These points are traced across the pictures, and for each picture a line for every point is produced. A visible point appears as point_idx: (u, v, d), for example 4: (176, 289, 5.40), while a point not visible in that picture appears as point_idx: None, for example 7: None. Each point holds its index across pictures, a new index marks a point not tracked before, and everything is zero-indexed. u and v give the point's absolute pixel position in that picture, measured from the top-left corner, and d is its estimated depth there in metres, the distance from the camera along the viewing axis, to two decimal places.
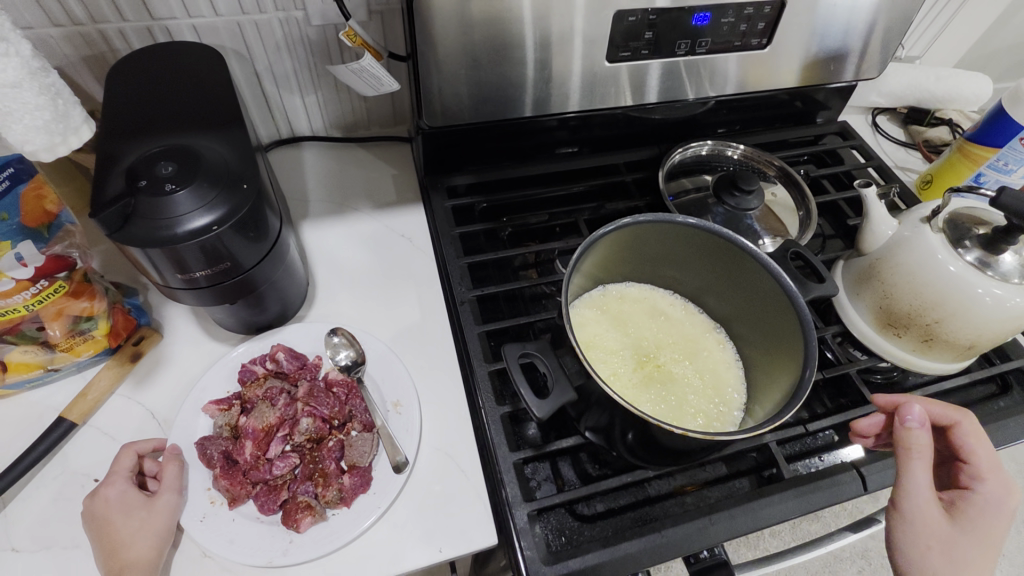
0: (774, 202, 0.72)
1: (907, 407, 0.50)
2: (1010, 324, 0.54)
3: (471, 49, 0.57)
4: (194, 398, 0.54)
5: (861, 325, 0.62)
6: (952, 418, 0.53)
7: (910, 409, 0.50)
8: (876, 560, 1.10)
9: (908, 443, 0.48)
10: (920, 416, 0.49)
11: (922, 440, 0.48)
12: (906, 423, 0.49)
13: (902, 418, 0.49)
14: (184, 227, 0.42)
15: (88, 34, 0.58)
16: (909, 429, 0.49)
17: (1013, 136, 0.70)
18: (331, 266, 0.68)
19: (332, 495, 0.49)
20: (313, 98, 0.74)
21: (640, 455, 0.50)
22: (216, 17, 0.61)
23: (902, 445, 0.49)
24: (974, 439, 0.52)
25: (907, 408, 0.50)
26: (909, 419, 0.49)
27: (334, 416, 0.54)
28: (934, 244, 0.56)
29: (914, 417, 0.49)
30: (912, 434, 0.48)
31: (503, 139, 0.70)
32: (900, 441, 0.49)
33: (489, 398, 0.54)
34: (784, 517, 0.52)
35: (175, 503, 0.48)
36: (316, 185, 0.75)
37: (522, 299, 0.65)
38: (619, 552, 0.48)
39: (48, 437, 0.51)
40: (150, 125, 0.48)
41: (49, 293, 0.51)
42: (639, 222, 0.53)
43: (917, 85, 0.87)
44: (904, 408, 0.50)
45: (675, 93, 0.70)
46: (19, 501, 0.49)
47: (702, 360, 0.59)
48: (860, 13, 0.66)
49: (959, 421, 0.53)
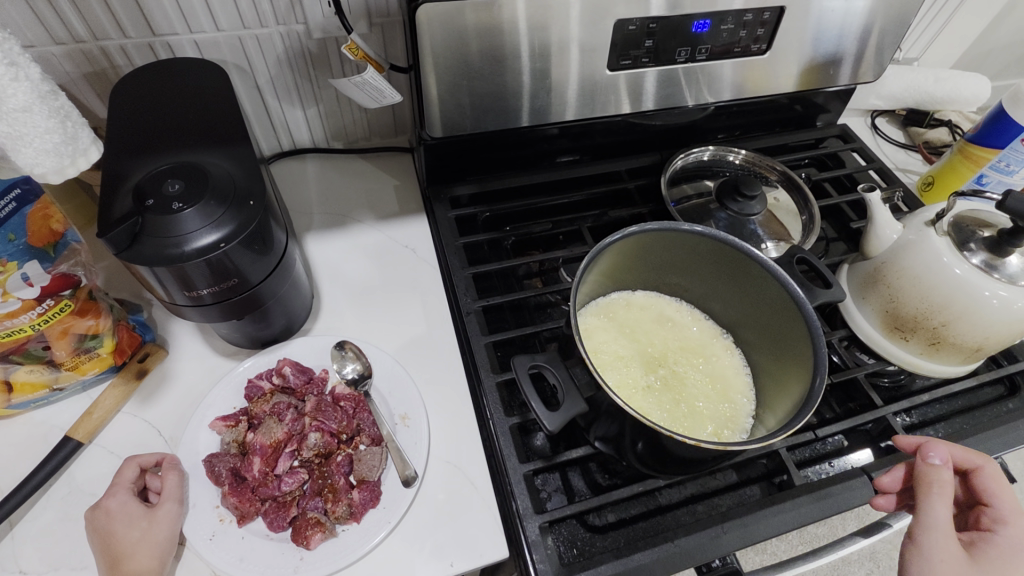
0: (777, 206, 0.72)
1: (930, 445, 0.51)
2: (1017, 326, 0.54)
3: (472, 60, 0.57)
4: (200, 414, 0.54)
5: (868, 329, 0.62)
6: (975, 462, 0.53)
7: (934, 448, 0.51)
8: (885, 561, 1.09)
9: (931, 479, 0.49)
10: (942, 454, 0.50)
11: (944, 476, 0.49)
12: (929, 460, 0.50)
13: (925, 455, 0.50)
14: (192, 245, 0.42)
15: (89, 52, 0.58)
16: (931, 465, 0.50)
17: (1014, 137, 0.70)
18: (335, 278, 0.67)
19: (341, 510, 0.49)
20: (314, 111, 0.74)
21: (651, 464, 0.50)
22: (217, 32, 0.61)
23: (924, 480, 0.49)
24: (997, 483, 0.52)
25: (931, 445, 0.51)
26: (932, 457, 0.50)
27: (342, 430, 0.54)
28: (939, 247, 0.56)
29: (937, 454, 0.50)
30: (934, 470, 0.49)
31: (505, 148, 0.71)
32: (922, 476, 0.49)
33: (497, 409, 0.54)
34: (797, 525, 0.52)
35: (176, 512, 0.48)
36: (318, 197, 0.75)
37: (527, 308, 0.65)
38: (632, 563, 0.48)
39: (55, 456, 0.51)
40: (155, 142, 0.48)
41: (55, 312, 0.51)
42: (646, 230, 0.53)
43: (914, 87, 0.88)
44: (928, 446, 0.51)
45: (676, 100, 0.70)
46: (26, 523, 0.49)
47: (709, 367, 0.59)
48: (858, 17, 0.66)
49: (982, 465, 0.53)
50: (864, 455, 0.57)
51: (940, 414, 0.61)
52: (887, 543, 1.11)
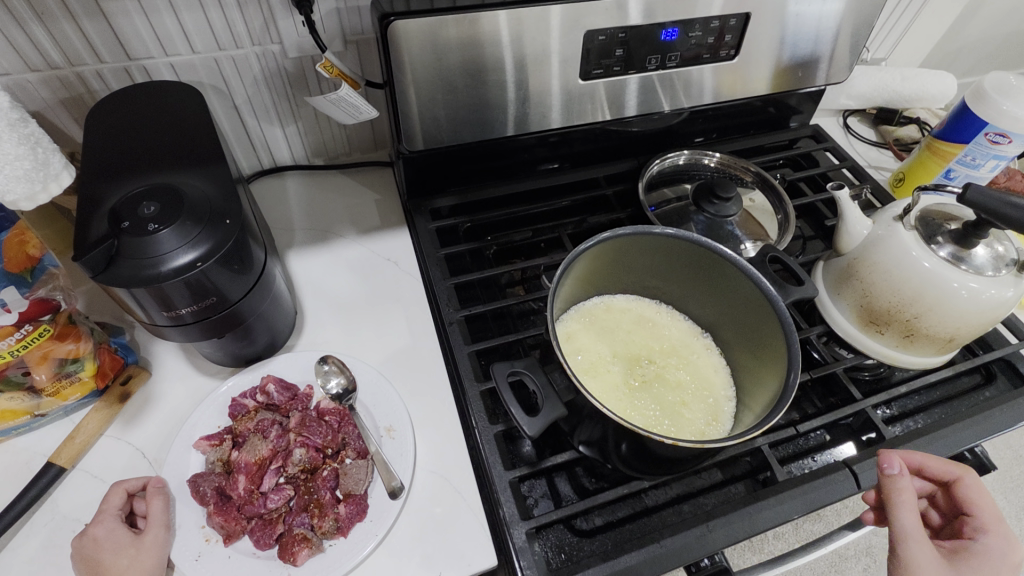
0: (752, 207, 0.73)
1: (885, 456, 0.51)
2: (986, 315, 0.56)
3: (447, 73, 0.58)
4: (185, 434, 0.54)
5: (844, 324, 0.63)
6: (957, 473, 0.54)
7: (889, 457, 0.51)
8: (880, 556, 1.10)
9: (890, 490, 0.50)
10: (897, 462, 0.51)
11: (904, 486, 0.50)
12: (886, 471, 0.51)
13: (881, 466, 0.51)
14: (168, 265, 0.42)
15: (66, 77, 0.58)
16: (889, 476, 0.51)
17: (979, 131, 0.71)
18: (319, 294, 0.68)
19: (328, 525, 0.49)
20: (293, 128, 0.75)
21: (635, 466, 0.50)
22: (193, 54, 0.61)
23: (885, 493, 0.50)
24: (978, 493, 0.54)
25: (886, 456, 0.51)
26: (888, 468, 0.51)
27: (328, 444, 0.54)
28: (907, 242, 0.57)
29: (893, 464, 0.51)
30: (893, 481, 0.50)
31: (483, 159, 0.71)
32: (884, 489, 0.51)
33: (482, 417, 0.54)
34: (784, 519, 0.52)
35: (164, 538, 0.48)
36: (300, 213, 0.75)
37: (510, 316, 0.65)
38: (619, 566, 0.48)
39: (37, 483, 0.50)
40: (131, 165, 0.48)
41: (33, 338, 0.51)
42: (620, 235, 0.54)
43: (883, 86, 0.90)
44: (882, 456, 0.52)
45: (652, 106, 0.71)
46: (9, 551, 0.48)
47: (690, 367, 0.59)
48: (824, 21, 0.68)
49: (963, 476, 0.54)
50: (849, 448, 0.59)
51: (919, 405, 0.62)
52: (882, 537, 1.12)
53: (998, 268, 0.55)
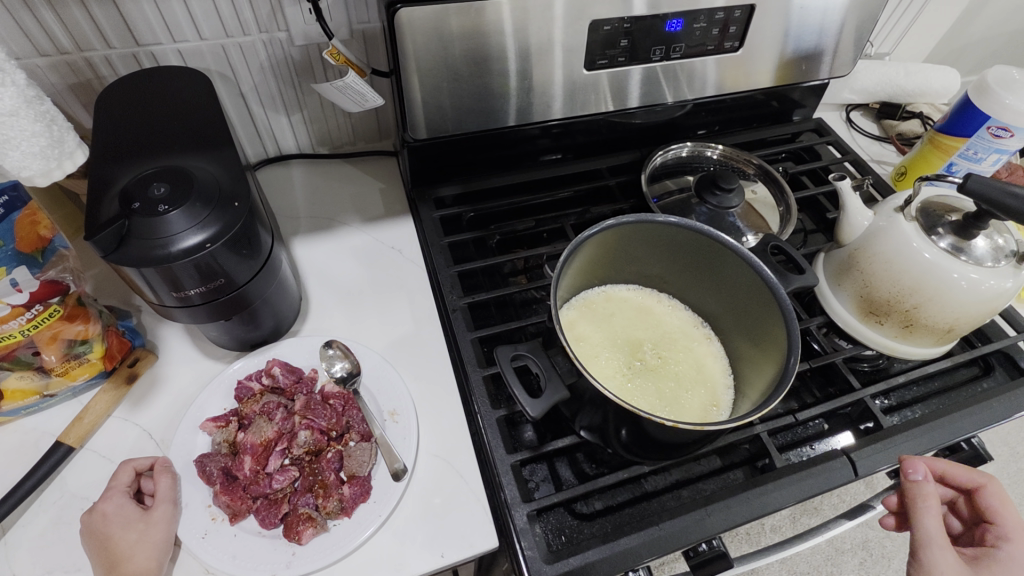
0: (755, 199, 0.74)
1: (910, 461, 0.54)
2: (985, 307, 0.56)
3: (452, 63, 0.59)
4: (192, 415, 0.54)
5: (844, 315, 0.64)
6: (979, 482, 0.57)
7: (913, 463, 0.54)
8: (876, 550, 1.11)
9: (916, 495, 0.53)
10: (922, 468, 0.53)
11: (928, 491, 0.53)
12: (911, 476, 0.53)
13: (906, 472, 0.54)
14: (178, 245, 0.43)
15: (74, 63, 0.59)
16: (914, 482, 0.53)
17: (981, 125, 0.71)
18: (323, 282, 0.68)
19: (332, 505, 0.50)
20: (298, 117, 0.75)
21: (635, 451, 0.51)
22: (201, 41, 0.62)
23: (910, 498, 0.53)
24: (1000, 502, 0.56)
25: (910, 461, 0.54)
26: (913, 474, 0.53)
27: (332, 427, 0.54)
28: (908, 232, 0.58)
29: (918, 470, 0.53)
30: (917, 486, 0.53)
31: (488, 149, 0.72)
32: (908, 493, 0.53)
33: (484, 402, 0.55)
34: (781, 505, 0.53)
35: (171, 513, 0.48)
36: (305, 202, 0.76)
37: (513, 304, 0.66)
38: (619, 548, 0.49)
39: (46, 462, 0.51)
40: (142, 148, 0.49)
41: (44, 318, 0.52)
42: (623, 223, 0.55)
43: (887, 81, 0.90)
44: (906, 462, 0.54)
45: (654, 97, 0.72)
46: (19, 528, 0.49)
47: (691, 356, 0.60)
48: (830, 14, 0.68)
49: (986, 484, 0.57)
50: (845, 438, 0.58)
51: (917, 396, 0.63)
52: (879, 531, 1.14)
53: (997, 259, 0.56)
